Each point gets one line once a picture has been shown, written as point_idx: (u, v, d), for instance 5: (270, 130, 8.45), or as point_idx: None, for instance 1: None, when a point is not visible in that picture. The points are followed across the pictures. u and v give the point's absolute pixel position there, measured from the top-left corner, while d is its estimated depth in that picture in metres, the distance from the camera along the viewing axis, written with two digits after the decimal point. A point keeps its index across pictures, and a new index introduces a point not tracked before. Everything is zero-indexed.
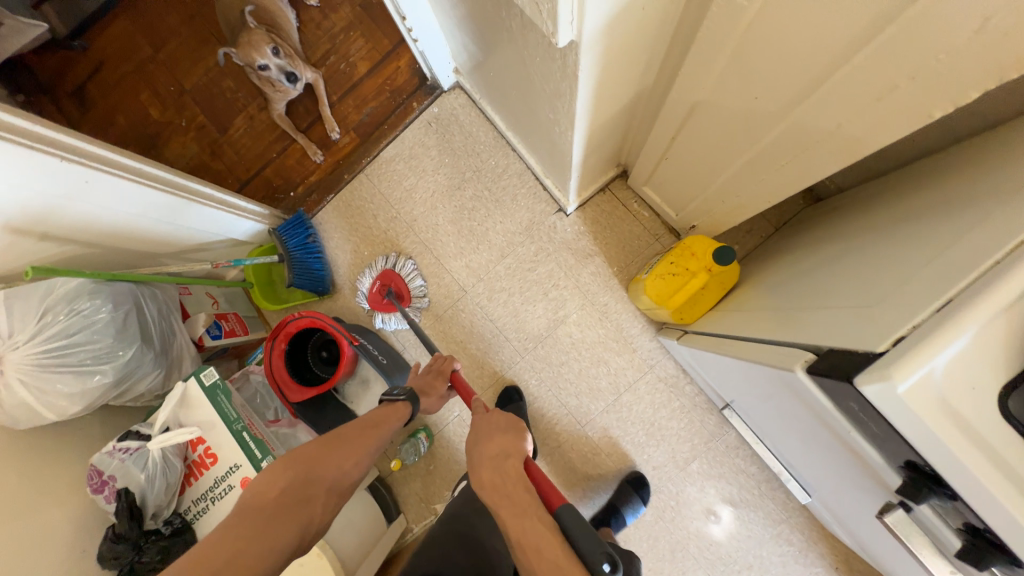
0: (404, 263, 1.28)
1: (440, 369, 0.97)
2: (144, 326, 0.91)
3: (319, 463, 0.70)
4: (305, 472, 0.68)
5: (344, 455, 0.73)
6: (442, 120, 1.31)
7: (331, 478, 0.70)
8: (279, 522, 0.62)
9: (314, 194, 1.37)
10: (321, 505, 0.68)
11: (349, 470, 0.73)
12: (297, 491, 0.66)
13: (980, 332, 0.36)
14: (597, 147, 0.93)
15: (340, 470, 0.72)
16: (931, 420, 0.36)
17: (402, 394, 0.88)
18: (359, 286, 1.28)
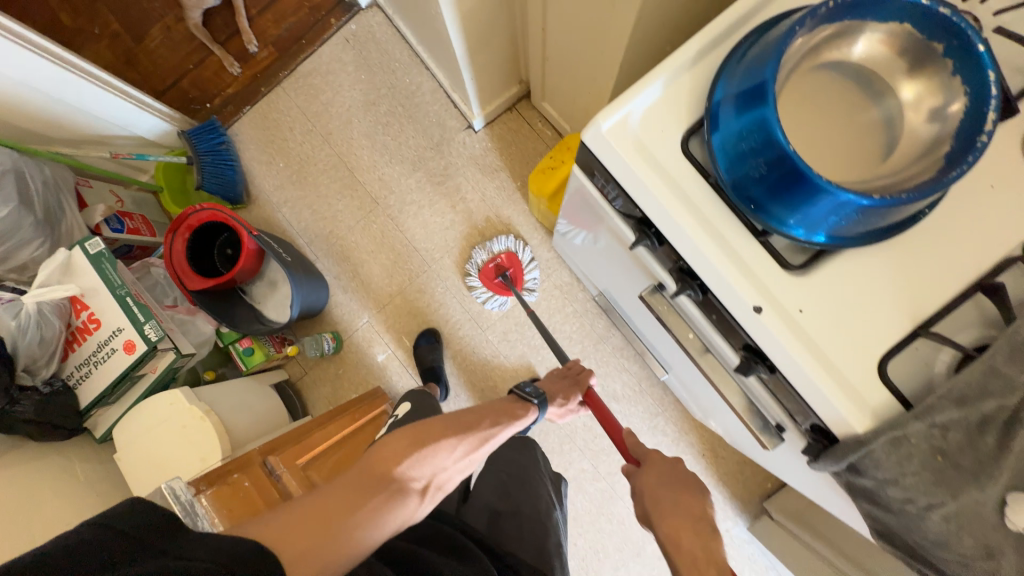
0: (530, 253, 1.26)
1: (581, 380, 0.90)
2: (24, 192, 0.92)
3: (439, 443, 0.60)
4: (427, 450, 0.58)
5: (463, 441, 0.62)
6: (359, 37, 1.35)
7: (445, 463, 0.59)
8: (401, 498, 0.53)
9: (230, 105, 1.38)
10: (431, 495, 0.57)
11: (463, 457, 0.62)
12: (416, 469, 0.56)
13: (667, 86, 0.45)
14: (484, 46, 1.00)
15: (454, 454, 0.61)
16: (625, 154, 0.44)
17: (535, 396, 0.76)
18: (473, 260, 1.25)
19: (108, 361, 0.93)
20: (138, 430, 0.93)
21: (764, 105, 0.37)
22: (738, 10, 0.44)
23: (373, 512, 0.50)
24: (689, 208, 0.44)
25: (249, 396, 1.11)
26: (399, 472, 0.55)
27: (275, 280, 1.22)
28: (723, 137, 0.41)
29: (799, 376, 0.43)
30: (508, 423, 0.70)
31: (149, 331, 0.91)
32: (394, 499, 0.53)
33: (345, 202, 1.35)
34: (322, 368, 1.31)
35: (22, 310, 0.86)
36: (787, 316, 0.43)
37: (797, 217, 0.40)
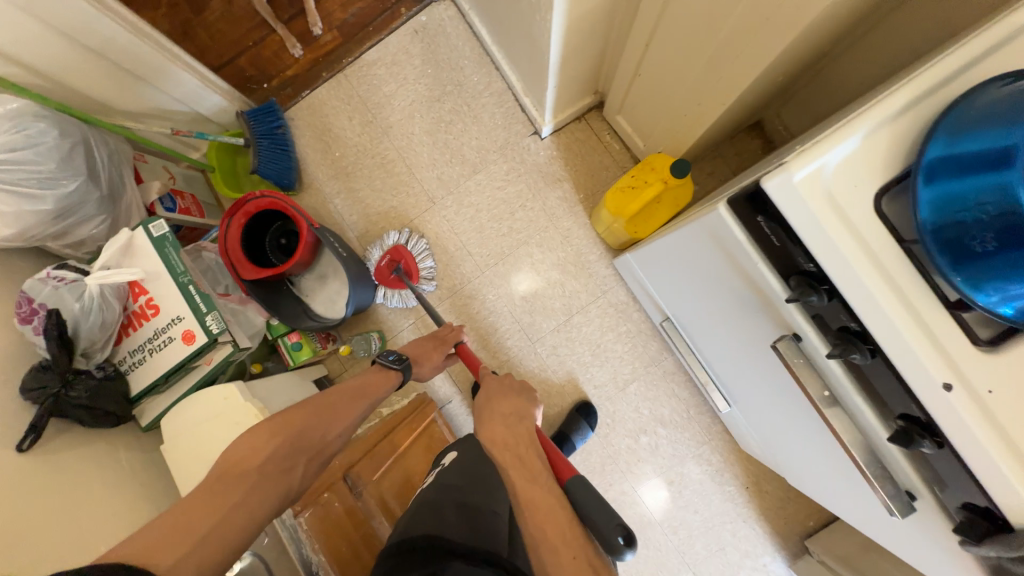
0: (414, 238, 1.25)
1: (443, 341, 1.00)
2: (91, 165, 0.88)
3: (308, 431, 0.67)
4: (288, 438, 0.65)
5: (328, 422, 0.71)
6: (429, 30, 1.31)
7: (318, 442, 0.68)
8: (275, 478, 0.60)
9: (289, 88, 1.33)
10: (312, 466, 0.67)
11: (332, 436, 0.71)
12: (293, 453, 0.64)
13: (868, 137, 0.42)
14: (576, 55, 0.96)
15: (323, 434, 0.69)
16: (815, 205, 0.42)
17: (398, 362, 0.86)
18: (368, 257, 1.26)
19: (164, 350, 0.89)
20: (188, 424, 0.90)
21: (1008, 171, 0.37)
22: (947, 67, 0.42)
23: (260, 497, 0.58)
24: (874, 267, 0.42)
25: (295, 393, 1.07)
26: (270, 459, 0.61)
27: (326, 275, 1.19)
28: (930, 198, 0.40)
29: (978, 456, 0.41)
30: (367, 398, 0.79)
31: (211, 323, 0.88)
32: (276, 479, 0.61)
33: (400, 198, 1.31)
34: (363, 367, 1.28)
35: (84, 290, 0.82)
36: (974, 394, 0.40)
37: (1000, 287, 0.38)
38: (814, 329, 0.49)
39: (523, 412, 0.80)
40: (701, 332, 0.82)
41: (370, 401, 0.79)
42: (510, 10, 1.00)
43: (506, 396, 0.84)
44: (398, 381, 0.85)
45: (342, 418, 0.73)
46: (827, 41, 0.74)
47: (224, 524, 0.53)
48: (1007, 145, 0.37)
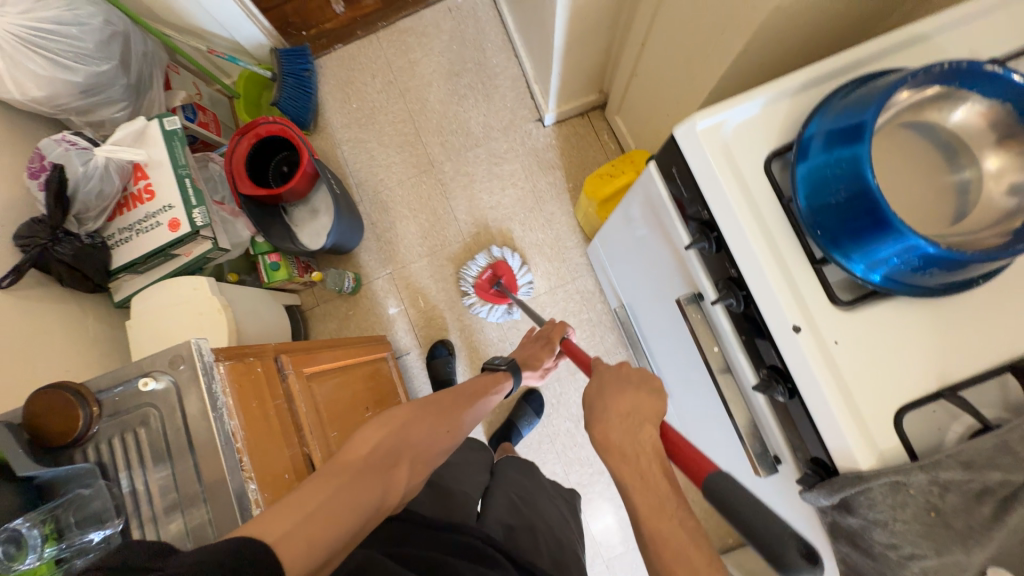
0: (519, 258, 1.28)
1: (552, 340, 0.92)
2: (126, 56, 0.98)
3: (413, 427, 0.64)
4: (398, 431, 0.62)
5: (433, 423, 0.67)
6: (462, 11, 1.42)
7: (422, 442, 0.64)
8: (381, 473, 0.56)
9: (324, 39, 1.43)
10: (416, 473, 0.62)
11: (444, 439, 0.67)
12: (399, 451, 0.60)
13: (766, 105, 0.48)
14: (581, 46, 1.04)
15: (429, 438, 0.65)
16: (710, 153, 0.47)
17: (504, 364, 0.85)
18: (466, 273, 1.28)
19: (150, 233, 0.96)
20: (153, 305, 0.96)
21: (860, 143, 0.41)
22: (842, 58, 0.47)
23: (362, 492, 0.52)
24: (754, 218, 0.47)
25: (262, 308, 1.13)
26: (375, 451, 0.58)
27: (317, 210, 1.26)
28: (808, 168, 0.45)
29: (818, 401, 0.45)
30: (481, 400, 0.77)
31: (197, 216, 0.95)
32: (378, 478, 0.55)
33: (404, 157, 1.39)
34: (334, 305, 1.34)
35: (91, 160, 0.89)
36: (821, 343, 0.45)
37: (861, 251, 0.42)
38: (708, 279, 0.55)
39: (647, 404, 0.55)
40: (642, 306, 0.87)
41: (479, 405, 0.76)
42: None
43: (625, 380, 0.58)
44: (504, 383, 0.83)
45: (449, 418, 0.70)
46: None
47: (322, 511, 0.47)
48: (859, 122, 0.41)
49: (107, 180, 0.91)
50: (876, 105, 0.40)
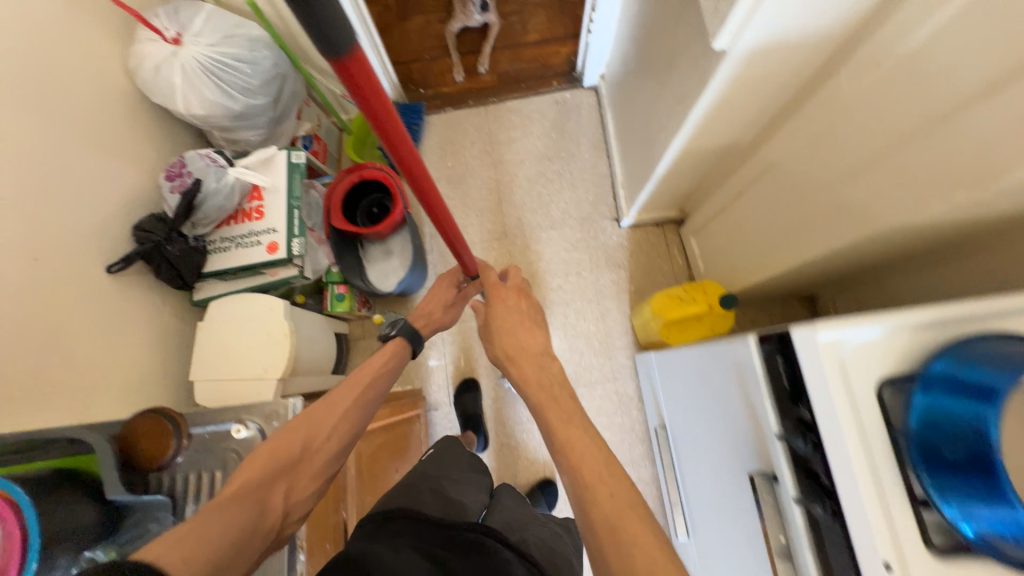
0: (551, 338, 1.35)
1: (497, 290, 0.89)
2: (278, 93, 1.09)
3: (288, 439, 0.59)
4: (269, 455, 0.57)
5: (315, 428, 0.63)
6: (567, 105, 1.54)
7: (307, 450, 0.61)
8: (256, 499, 0.52)
9: (438, 100, 1.57)
10: (303, 487, 0.59)
11: (323, 447, 0.62)
12: (277, 473, 0.56)
13: (887, 333, 0.50)
14: (679, 174, 1.11)
15: (305, 450, 0.60)
16: (827, 365, 0.49)
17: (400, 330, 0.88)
18: None
19: (248, 249, 1.03)
20: (228, 314, 1.00)
21: (987, 405, 0.45)
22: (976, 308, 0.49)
23: (234, 520, 0.48)
24: (859, 438, 0.48)
25: (318, 335, 1.17)
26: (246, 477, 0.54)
27: (391, 252, 1.31)
28: (922, 405, 0.46)
29: None
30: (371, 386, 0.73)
31: (295, 245, 1.02)
32: (251, 499, 0.52)
33: (481, 221, 1.46)
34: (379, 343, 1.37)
35: (223, 177, 0.98)
36: None
37: (961, 501, 0.44)
38: (790, 472, 0.56)
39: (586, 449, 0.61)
40: (694, 446, 0.87)
41: (370, 387, 0.73)
42: (641, 120, 1.18)
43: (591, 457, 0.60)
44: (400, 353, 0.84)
45: (328, 421, 0.64)
46: (890, 255, 0.85)
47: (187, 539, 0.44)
48: (989, 386, 0.45)
49: (230, 197, 1.00)
50: (1008, 375, 0.44)
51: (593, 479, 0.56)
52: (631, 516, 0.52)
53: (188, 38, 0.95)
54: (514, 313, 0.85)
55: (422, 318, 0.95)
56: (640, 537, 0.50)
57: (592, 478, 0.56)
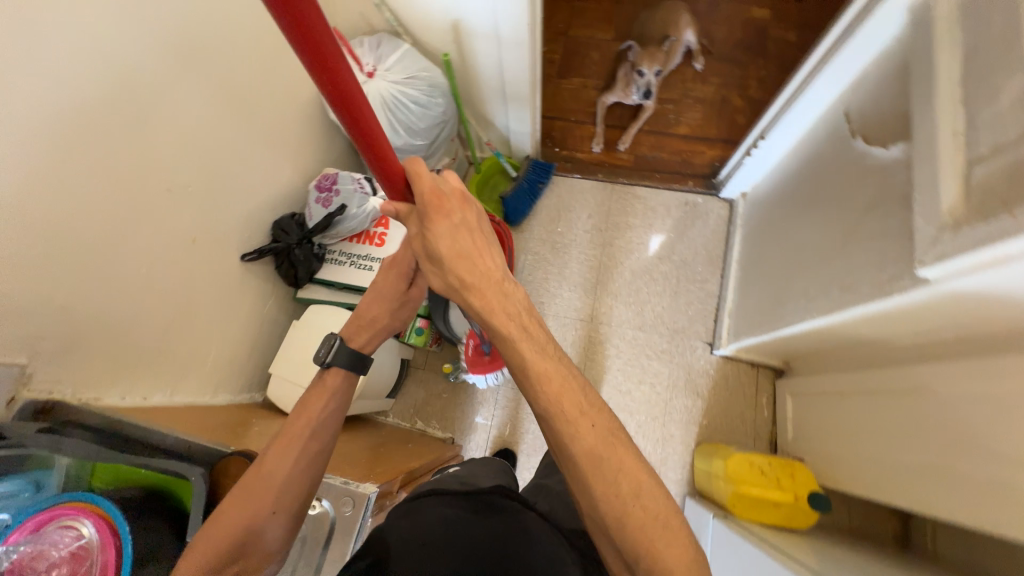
0: None
1: (440, 201, 0.63)
2: (434, 136, 1.13)
3: (224, 525, 0.55)
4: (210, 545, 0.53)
5: (250, 504, 0.57)
6: (696, 209, 1.48)
7: (247, 531, 0.56)
8: None
9: (570, 163, 1.57)
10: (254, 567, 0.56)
11: (268, 523, 0.57)
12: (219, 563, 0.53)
13: None
14: (803, 341, 1.01)
15: (245, 533, 0.56)
16: None
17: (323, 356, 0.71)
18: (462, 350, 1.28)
19: (358, 270, 1.07)
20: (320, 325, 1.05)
21: None
22: None
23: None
24: None
25: (387, 362, 1.19)
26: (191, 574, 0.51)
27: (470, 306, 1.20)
28: None
29: None
30: (303, 438, 0.64)
31: None
32: None
33: (572, 296, 1.43)
34: (435, 380, 1.36)
35: (363, 204, 1.05)
36: None
37: None
38: None
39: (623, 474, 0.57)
40: None
41: (300, 438, 0.64)
42: (777, 266, 1.10)
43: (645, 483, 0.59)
44: (334, 386, 0.71)
45: (264, 493, 0.58)
46: None
47: None
48: None
49: (361, 222, 1.06)
50: None
51: (574, 413, 0.58)
52: (614, 446, 0.58)
53: (378, 70, 1.02)
54: (461, 228, 0.63)
55: (363, 329, 0.75)
56: (624, 464, 0.57)
57: (574, 412, 0.58)
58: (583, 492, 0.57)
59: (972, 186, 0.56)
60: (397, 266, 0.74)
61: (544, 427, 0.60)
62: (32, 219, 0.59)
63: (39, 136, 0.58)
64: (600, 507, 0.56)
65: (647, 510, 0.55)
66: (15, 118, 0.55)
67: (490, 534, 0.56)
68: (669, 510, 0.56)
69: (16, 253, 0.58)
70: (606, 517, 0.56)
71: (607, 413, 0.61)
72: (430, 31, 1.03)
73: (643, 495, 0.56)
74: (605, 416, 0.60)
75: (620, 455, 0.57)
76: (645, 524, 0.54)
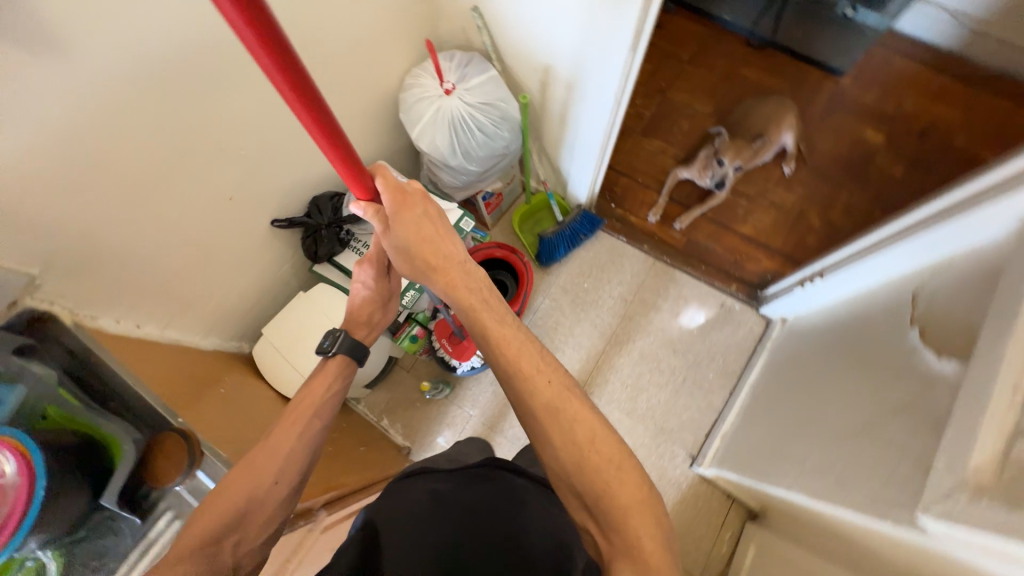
0: None
1: (404, 198, 0.71)
2: (491, 164, 1.12)
3: (232, 489, 0.57)
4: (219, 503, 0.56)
5: (257, 470, 0.60)
6: (730, 314, 1.41)
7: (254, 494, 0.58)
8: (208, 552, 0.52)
9: (621, 222, 1.52)
10: (254, 537, 0.56)
11: (271, 492, 0.59)
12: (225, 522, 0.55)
13: None
14: (785, 505, 0.93)
15: (248, 501, 0.57)
16: None
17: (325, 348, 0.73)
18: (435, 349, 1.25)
19: None
20: (321, 306, 1.07)
21: None
22: None
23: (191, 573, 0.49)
24: None
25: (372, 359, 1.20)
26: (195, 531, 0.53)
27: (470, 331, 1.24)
28: None
29: None
30: (308, 413, 0.67)
31: None
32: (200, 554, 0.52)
33: (573, 356, 1.39)
34: (413, 387, 1.35)
35: None
36: None
37: None
38: None
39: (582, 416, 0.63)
40: None
41: (302, 412, 0.66)
42: (789, 415, 1.02)
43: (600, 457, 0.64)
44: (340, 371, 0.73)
45: (271, 457, 0.61)
46: None
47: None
48: None
49: None
50: None
51: (530, 372, 0.66)
52: (571, 399, 0.64)
53: (459, 86, 1.02)
54: (423, 217, 0.72)
55: (356, 326, 0.82)
56: (579, 416, 0.63)
57: (530, 371, 0.66)
58: (546, 452, 0.63)
59: (1011, 456, 0.49)
60: (371, 261, 0.79)
61: (510, 388, 0.67)
62: (83, 150, 0.62)
63: (115, 81, 0.61)
64: (561, 456, 0.61)
65: (600, 455, 0.60)
66: (98, 61, 0.58)
67: (476, 501, 0.69)
68: (625, 454, 0.61)
69: (57, 177, 0.61)
70: (567, 466, 0.61)
71: (564, 372, 0.67)
72: (522, 62, 1.04)
73: (598, 444, 0.61)
74: (560, 372, 0.67)
75: (573, 406, 0.63)
76: (603, 469, 0.59)
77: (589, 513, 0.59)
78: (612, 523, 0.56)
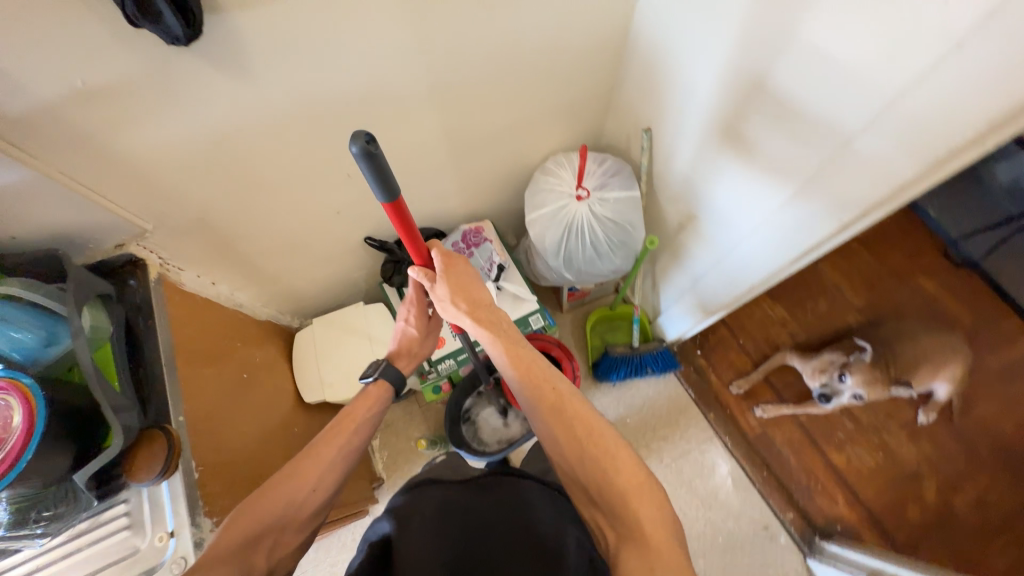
0: None
1: (448, 259, 0.67)
2: (589, 275, 1.04)
3: (266, 494, 0.58)
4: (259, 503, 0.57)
5: (292, 482, 0.60)
6: (768, 543, 1.18)
7: (290, 501, 0.59)
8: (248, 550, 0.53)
9: (697, 373, 1.36)
10: (290, 540, 0.58)
11: (310, 498, 0.60)
12: (262, 529, 0.56)
13: None
14: None
15: (289, 506, 0.58)
16: None
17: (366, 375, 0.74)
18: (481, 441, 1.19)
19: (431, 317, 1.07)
20: (368, 327, 1.09)
21: None
22: None
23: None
24: None
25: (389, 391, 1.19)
26: (229, 533, 0.54)
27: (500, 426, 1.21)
28: None
29: None
30: (342, 433, 0.66)
31: None
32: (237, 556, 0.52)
33: None
34: (415, 429, 1.31)
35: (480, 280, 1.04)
36: None
37: None
38: None
39: (588, 420, 0.59)
40: None
41: (343, 425, 0.67)
42: None
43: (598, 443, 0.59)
44: (380, 397, 0.73)
45: (309, 471, 0.61)
46: None
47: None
48: None
49: None
50: None
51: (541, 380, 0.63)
52: (575, 400, 0.61)
53: (592, 189, 0.96)
54: (468, 277, 0.68)
55: (406, 356, 0.79)
56: (579, 412, 0.60)
57: (537, 378, 0.63)
58: (551, 447, 0.60)
59: None
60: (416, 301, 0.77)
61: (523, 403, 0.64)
62: (219, 148, 0.66)
63: (278, 104, 0.65)
64: (565, 450, 0.58)
65: (599, 447, 0.56)
66: (270, 88, 0.62)
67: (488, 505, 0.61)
68: (620, 443, 0.56)
69: (197, 166, 0.66)
70: (569, 460, 0.58)
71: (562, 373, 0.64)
72: (673, 195, 0.94)
73: (598, 436, 0.57)
74: (566, 379, 0.63)
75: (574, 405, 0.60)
76: (599, 459, 0.55)
77: (595, 504, 0.55)
78: (614, 511, 0.52)
